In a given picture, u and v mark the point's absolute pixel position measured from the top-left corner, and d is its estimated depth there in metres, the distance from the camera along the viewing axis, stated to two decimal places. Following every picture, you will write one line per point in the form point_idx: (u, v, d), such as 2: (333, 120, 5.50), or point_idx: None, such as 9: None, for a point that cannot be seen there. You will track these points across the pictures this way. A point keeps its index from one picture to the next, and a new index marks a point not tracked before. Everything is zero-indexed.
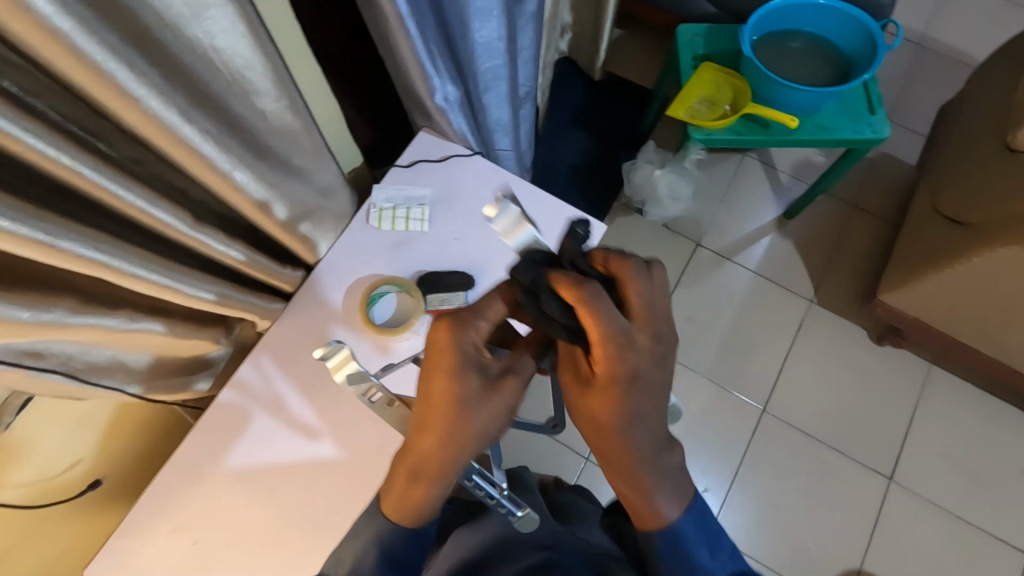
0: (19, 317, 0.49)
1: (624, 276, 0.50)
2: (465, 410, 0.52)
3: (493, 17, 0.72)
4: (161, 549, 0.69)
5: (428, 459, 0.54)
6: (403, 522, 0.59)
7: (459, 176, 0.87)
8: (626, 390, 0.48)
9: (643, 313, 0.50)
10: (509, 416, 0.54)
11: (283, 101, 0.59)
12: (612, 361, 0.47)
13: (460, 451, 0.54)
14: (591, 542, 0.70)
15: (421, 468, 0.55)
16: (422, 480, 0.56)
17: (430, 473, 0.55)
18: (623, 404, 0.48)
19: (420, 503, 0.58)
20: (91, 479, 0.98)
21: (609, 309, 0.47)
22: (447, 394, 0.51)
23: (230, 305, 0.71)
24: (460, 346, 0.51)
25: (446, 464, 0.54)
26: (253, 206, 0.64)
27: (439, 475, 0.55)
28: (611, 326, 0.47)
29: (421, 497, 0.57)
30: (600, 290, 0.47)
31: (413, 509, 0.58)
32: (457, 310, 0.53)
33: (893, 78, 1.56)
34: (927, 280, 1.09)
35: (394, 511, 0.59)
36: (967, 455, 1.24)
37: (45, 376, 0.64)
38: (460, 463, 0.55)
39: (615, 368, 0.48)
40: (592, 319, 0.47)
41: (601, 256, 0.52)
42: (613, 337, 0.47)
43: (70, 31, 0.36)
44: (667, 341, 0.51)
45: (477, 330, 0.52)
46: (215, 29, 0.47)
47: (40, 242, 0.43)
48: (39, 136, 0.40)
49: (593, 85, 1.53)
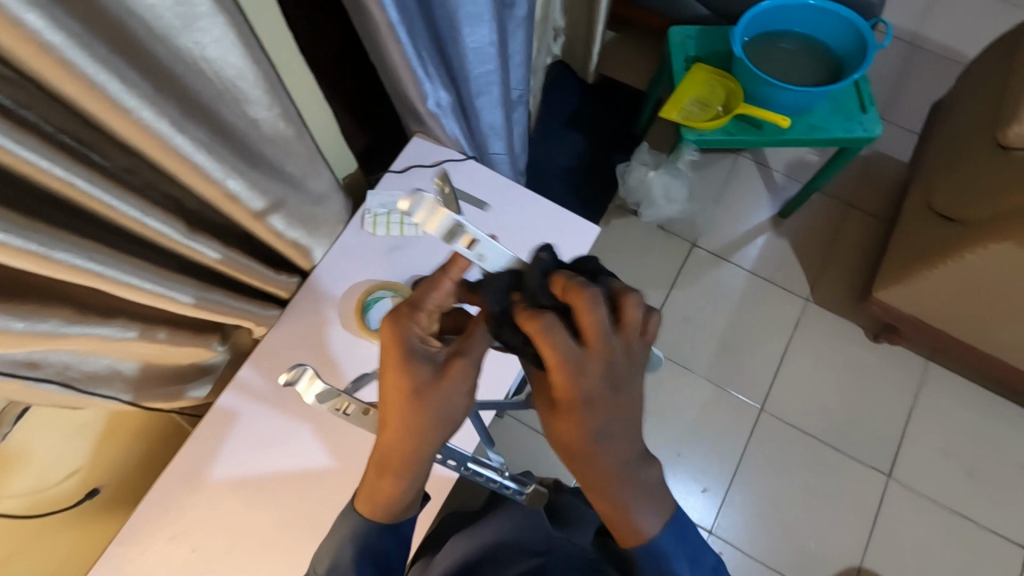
0: (14, 328, 0.48)
1: (578, 305, 0.44)
2: (414, 396, 0.50)
3: (484, 22, 0.73)
4: (159, 556, 0.69)
5: (392, 448, 0.53)
6: (382, 515, 0.59)
7: (453, 181, 0.87)
8: (587, 416, 0.45)
9: (598, 342, 0.44)
10: (467, 395, 0.51)
11: (276, 109, 0.59)
12: (569, 387, 0.44)
13: (422, 437, 0.52)
14: (590, 547, 0.69)
15: (387, 459, 0.54)
16: (390, 473, 0.55)
17: (396, 462, 0.54)
18: (585, 430, 0.45)
19: (394, 495, 0.57)
20: (89, 489, 0.97)
21: (560, 342, 0.43)
22: (394, 382, 0.50)
23: (224, 312, 0.71)
24: (400, 337, 0.50)
25: (409, 451, 0.52)
26: (248, 214, 0.64)
27: (403, 463, 0.53)
28: (562, 357, 0.43)
29: (392, 488, 0.56)
30: (554, 323, 0.43)
31: (388, 500, 0.57)
32: (398, 303, 0.52)
33: (884, 76, 1.57)
34: (921, 277, 1.09)
35: (367, 506, 0.59)
36: (965, 451, 1.24)
37: (41, 386, 0.64)
38: (424, 449, 0.53)
39: (572, 395, 0.44)
40: (546, 349, 0.43)
41: (558, 280, 0.45)
42: (565, 365, 0.43)
43: (61, 44, 0.36)
44: (627, 361, 0.46)
45: (419, 319, 0.52)
46: (206, 39, 0.47)
47: (34, 253, 0.43)
48: (31, 148, 0.40)
49: (586, 87, 1.53)
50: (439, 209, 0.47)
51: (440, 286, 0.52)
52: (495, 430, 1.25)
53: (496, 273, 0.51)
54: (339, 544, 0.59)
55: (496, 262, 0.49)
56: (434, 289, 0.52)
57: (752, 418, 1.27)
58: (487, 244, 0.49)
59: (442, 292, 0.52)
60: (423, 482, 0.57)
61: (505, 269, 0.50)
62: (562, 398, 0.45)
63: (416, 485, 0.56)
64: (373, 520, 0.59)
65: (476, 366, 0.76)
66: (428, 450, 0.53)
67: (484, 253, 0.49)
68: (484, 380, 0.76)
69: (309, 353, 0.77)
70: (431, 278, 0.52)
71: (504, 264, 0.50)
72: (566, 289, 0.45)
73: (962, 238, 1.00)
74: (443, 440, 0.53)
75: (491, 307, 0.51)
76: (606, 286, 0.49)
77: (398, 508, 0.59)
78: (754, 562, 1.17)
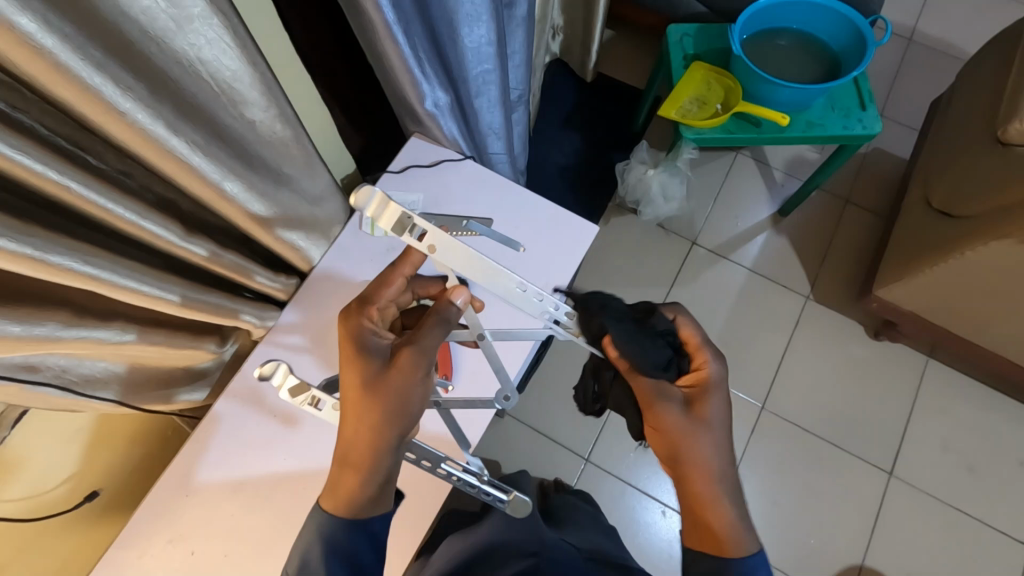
0: (11, 332, 0.48)
1: None
2: (367, 384, 0.57)
3: (482, 22, 0.72)
4: (159, 560, 0.69)
5: (351, 438, 0.59)
6: (346, 513, 0.60)
7: (451, 181, 0.87)
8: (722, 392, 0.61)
9: None
10: (415, 385, 0.57)
11: (273, 110, 0.59)
12: (706, 365, 0.61)
13: (375, 426, 0.57)
14: (579, 547, 0.71)
15: (348, 451, 0.59)
16: (353, 469, 0.59)
17: (355, 454, 0.59)
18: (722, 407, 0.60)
19: (357, 490, 0.59)
20: (89, 492, 0.96)
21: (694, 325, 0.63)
22: (351, 375, 0.58)
23: (223, 314, 0.71)
24: (354, 329, 0.60)
25: (365, 442, 0.58)
26: (245, 215, 0.64)
27: (361, 453, 0.58)
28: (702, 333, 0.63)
29: (354, 484, 0.59)
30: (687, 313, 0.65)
31: (352, 498, 0.60)
32: (355, 306, 0.62)
33: (883, 72, 1.57)
34: (921, 274, 1.09)
35: (331, 504, 0.61)
36: (966, 447, 1.24)
37: (38, 389, 0.64)
38: (379, 439, 0.57)
39: (709, 372, 0.61)
40: (692, 326, 0.63)
41: None
42: (702, 341, 0.62)
43: (53, 47, 0.36)
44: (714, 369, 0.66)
45: (370, 315, 0.61)
46: (201, 42, 0.47)
47: (29, 256, 0.43)
48: (26, 152, 0.40)
49: (585, 86, 1.53)
50: (388, 202, 0.49)
51: (394, 283, 0.64)
52: (494, 429, 1.25)
53: (449, 264, 0.53)
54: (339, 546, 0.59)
55: (447, 250, 0.52)
56: (387, 288, 0.64)
57: (753, 416, 1.27)
58: (436, 235, 0.52)
59: (395, 289, 0.64)
60: (387, 479, 0.60)
61: (455, 257, 0.53)
62: (700, 379, 0.61)
63: (377, 481, 0.60)
64: (342, 518, 0.60)
65: (472, 369, 0.76)
66: (383, 440, 0.57)
67: (435, 243, 0.52)
68: (477, 381, 0.75)
69: (306, 355, 0.77)
70: (385, 278, 0.64)
71: (455, 253, 0.53)
72: None
73: (963, 236, 0.99)
74: (398, 431, 0.58)
75: (446, 301, 0.56)
76: None
77: (363, 505, 0.61)
78: None
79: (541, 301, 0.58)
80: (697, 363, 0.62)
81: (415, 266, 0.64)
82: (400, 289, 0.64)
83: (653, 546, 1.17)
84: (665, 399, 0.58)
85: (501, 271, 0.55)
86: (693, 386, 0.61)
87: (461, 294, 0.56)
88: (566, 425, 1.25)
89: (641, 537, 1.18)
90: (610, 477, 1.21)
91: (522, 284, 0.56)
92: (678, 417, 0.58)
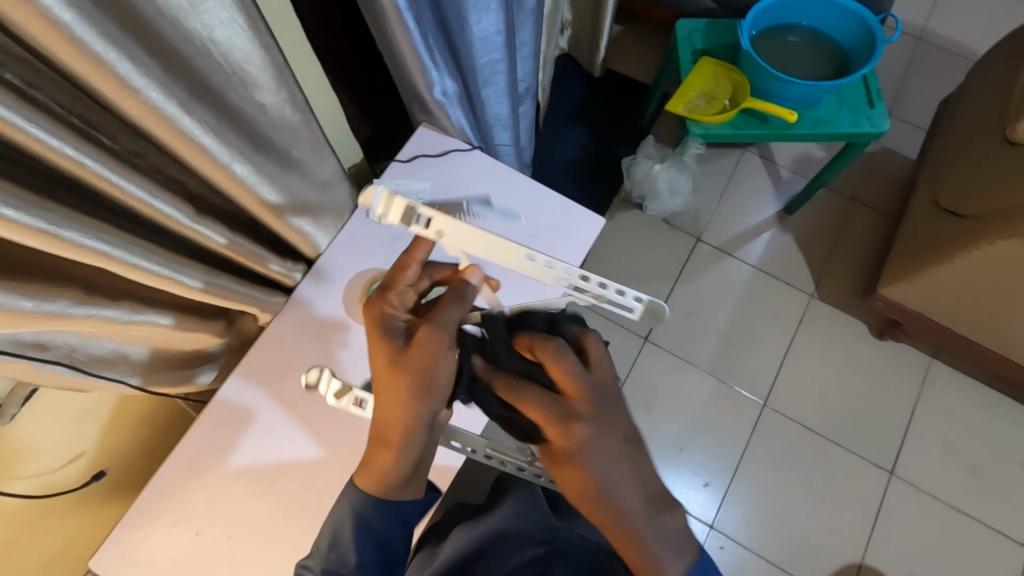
0: (23, 306, 0.49)
1: (546, 358, 0.51)
2: (393, 364, 0.56)
3: (491, 10, 0.72)
4: (162, 542, 0.69)
5: (384, 419, 0.58)
6: (382, 492, 0.61)
7: (459, 170, 0.87)
8: (586, 463, 0.49)
9: (570, 386, 0.50)
10: (439, 361, 0.55)
11: (283, 94, 0.59)
12: (552, 432, 0.50)
13: (405, 406, 0.56)
14: (590, 538, 0.73)
15: (382, 434, 0.59)
16: (390, 451, 0.59)
17: (388, 435, 0.58)
18: (587, 475, 0.49)
19: (392, 471, 0.60)
20: (97, 470, 0.98)
21: (540, 394, 0.50)
22: (377, 359, 0.58)
23: (230, 296, 0.71)
24: (377, 315, 0.60)
25: (399, 423, 0.57)
26: (256, 201, 0.65)
27: (394, 433, 0.57)
28: (544, 410, 0.50)
29: (390, 465, 0.59)
30: (525, 387, 0.51)
31: (385, 479, 0.60)
32: (376, 295, 0.62)
33: (893, 71, 1.56)
34: (928, 273, 1.09)
35: (366, 482, 0.61)
36: (967, 448, 1.24)
37: (49, 367, 0.64)
38: (410, 416, 0.56)
39: (559, 440, 0.50)
40: (530, 409, 0.50)
41: (525, 339, 0.54)
42: (550, 416, 0.50)
43: (71, 22, 0.36)
44: (613, 407, 0.52)
45: (390, 300, 0.61)
46: (213, 21, 0.48)
47: (45, 231, 0.43)
48: (42, 126, 0.40)
49: (593, 81, 1.53)
50: (395, 197, 0.55)
51: (410, 268, 0.63)
52: None
53: (456, 245, 0.57)
54: (351, 528, 0.60)
55: (452, 233, 0.56)
56: (405, 274, 0.63)
57: (754, 413, 1.27)
58: (439, 219, 0.56)
59: (413, 274, 0.64)
60: (420, 460, 0.61)
61: (461, 238, 0.56)
62: (557, 449, 0.50)
63: (411, 459, 0.59)
64: (375, 495, 0.61)
65: None
66: (413, 419, 0.56)
67: (439, 228, 0.56)
68: None
69: (315, 339, 0.78)
70: (401, 264, 0.64)
71: (461, 234, 0.56)
72: (534, 346, 0.52)
73: (969, 235, 0.99)
74: (430, 410, 0.56)
75: (460, 280, 0.59)
76: (567, 333, 0.56)
77: (397, 486, 0.61)
78: (754, 557, 1.17)
79: (552, 270, 0.58)
80: (551, 436, 0.50)
81: (428, 250, 0.64)
82: (417, 274, 0.64)
83: None
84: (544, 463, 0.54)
85: (505, 247, 0.57)
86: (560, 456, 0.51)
87: (476, 274, 0.59)
88: None
89: None
90: None
91: (529, 253, 0.57)
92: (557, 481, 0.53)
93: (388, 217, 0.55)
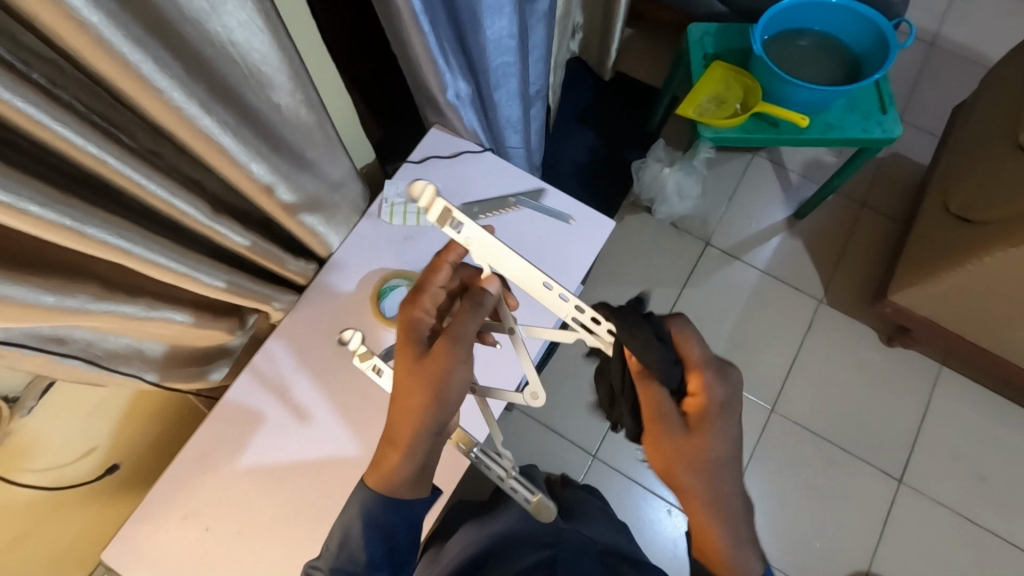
0: (45, 301, 0.50)
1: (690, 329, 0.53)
2: (410, 369, 0.58)
3: (504, 14, 0.73)
4: (172, 537, 0.70)
5: (392, 420, 0.60)
6: (385, 493, 0.62)
7: (469, 172, 0.88)
8: (726, 427, 0.52)
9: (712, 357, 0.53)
10: (454, 371, 0.57)
11: (299, 94, 0.60)
12: (711, 388, 0.52)
13: (412, 412, 0.58)
14: (594, 540, 0.73)
15: (389, 434, 0.61)
16: (394, 453, 0.60)
17: (393, 436, 0.60)
18: (723, 441, 0.52)
19: (395, 473, 0.61)
20: (110, 464, 0.99)
21: (699, 341, 0.53)
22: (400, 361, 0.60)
23: (238, 293, 0.70)
24: (406, 318, 0.62)
25: (405, 427, 0.58)
26: (271, 199, 0.66)
27: (400, 435, 0.59)
28: (703, 356, 0.53)
29: (394, 467, 0.60)
30: (689, 334, 0.53)
31: (391, 480, 0.61)
32: (408, 295, 0.63)
33: (905, 77, 1.56)
34: (938, 280, 1.08)
35: (371, 480, 0.62)
36: (977, 457, 1.23)
37: (66, 361, 0.66)
38: (416, 418, 0.58)
39: (712, 395, 0.52)
40: (687, 351, 0.53)
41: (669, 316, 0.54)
42: (709, 365, 0.53)
43: (99, 23, 0.37)
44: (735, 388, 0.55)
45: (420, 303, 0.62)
46: (234, 23, 0.48)
47: (68, 228, 0.44)
48: (67, 125, 0.41)
49: (603, 83, 1.53)
50: (436, 198, 0.51)
51: (442, 271, 0.64)
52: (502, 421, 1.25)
53: (486, 259, 0.55)
54: (361, 526, 0.61)
55: (482, 247, 0.54)
56: (436, 276, 0.63)
57: (762, 419, 1.26)
58: (471, 229, 0.53)
59: (445, 276, 0.64)
60: (425, 463, 0.61)
61: (489, 255, 0.54)
62: (703, 406, 0.52)
63: (416, 462, 0.60)
64: (382, 496, 0.62)
65: (486, 356, 0.77)
66: (419, 423, 0.58)
67: (469, 237, 0.53)
68: (493, 370, 0.76)
69: (324, 338, 0.78)
70: (435, 266, 0.64)
71: (488, 250, 0.54)
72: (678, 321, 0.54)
73: (980, 241, 0.99)
74: (436, 415, 0.58)
75: (479, 289, 0.58)
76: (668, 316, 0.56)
77: (400, 488, 0.62)
78: None
79: (564, 302, 0.54)
80: (694, 386, 0.52)
81: (461, 255, 0.65)
82: (449, 276, 0.64)
83: (659, 542, 1.17)
84: (665, 416, 0.51)
85: (529, 272, 0.54)
86: (695, 412, 0.52)
87: (494, 283, 0.58)
88: (575, 422, 1.25)
89: (646, 534, 1.18)
90: (616, 474, 1.22)
91: (547, 283, 0.54)
92: (676, 438, 0.51)
93: (429, 214, 0.51)
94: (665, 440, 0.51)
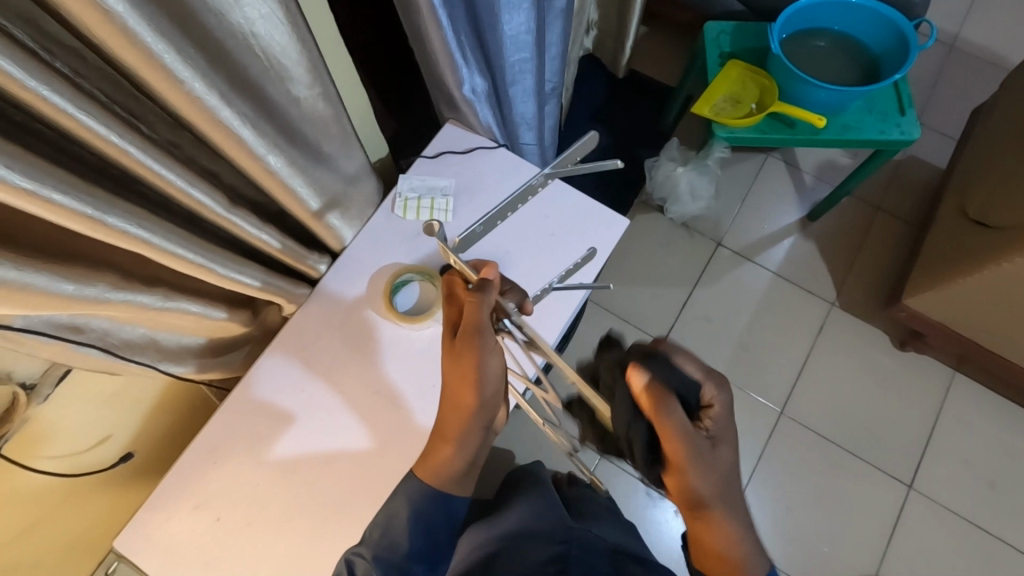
0: (65, 290, 0.50)
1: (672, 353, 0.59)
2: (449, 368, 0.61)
3: (523, 9, 0.73)
4: (183, 526, 0.70)
5: (444, 412, 0.63)
6: (438, 483, 0.64)
7: (482, 167, 0.87)
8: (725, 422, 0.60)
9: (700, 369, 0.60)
10: (485, 360, 0.58)
11: (317, 88, 0.60)
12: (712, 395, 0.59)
13: (464, 404, 0.60)
14: (604, 539, 0.73)
15: (442, 426, 0.63)
16: (447, 444, 0.63)
17: (446, 428, 0.63)
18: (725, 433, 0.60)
19: (446, 463, 0.63)
20: (124, 453, 1.00)
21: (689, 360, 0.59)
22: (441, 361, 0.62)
23: (271, 294, 0.75)
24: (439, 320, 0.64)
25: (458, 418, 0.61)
26: (287, 192, 0.66)
27: (452, 425, 0.62)
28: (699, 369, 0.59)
29: (447, 457, 0.63)
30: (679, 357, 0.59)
31: (443, 470, 0.63)
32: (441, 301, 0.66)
33: (923, 78, 1.54)
34: (954, 284, 1.07)
35: (426, 474, 0.64)
36: (988, 464, 1.22)
37: (83, 349, 0.66)
38: (465, 411, 0.61)
39: (715, 400, 0.59)
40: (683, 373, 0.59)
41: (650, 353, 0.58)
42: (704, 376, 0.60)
43: (124, 13, 0.37)
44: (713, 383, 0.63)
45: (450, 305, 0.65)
46: (254, 15, 0.49)
47: (90, 217, 0.45)
48: (91, 114, 0.41)
49: (617, 81, 1.52)
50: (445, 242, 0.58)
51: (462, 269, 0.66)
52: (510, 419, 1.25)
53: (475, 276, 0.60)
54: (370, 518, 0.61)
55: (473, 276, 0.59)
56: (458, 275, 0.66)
57: (770, 420, 1.26)
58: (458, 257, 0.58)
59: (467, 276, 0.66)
60: (474, 455, 0.64)
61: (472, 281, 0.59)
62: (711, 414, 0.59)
63: (465, 456, 0.63)
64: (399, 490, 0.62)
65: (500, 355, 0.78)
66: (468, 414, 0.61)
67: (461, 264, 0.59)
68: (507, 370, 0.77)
69: (335, 333, 0.78)
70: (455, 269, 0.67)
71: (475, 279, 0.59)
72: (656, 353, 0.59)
73: (996, 245, 0.98)
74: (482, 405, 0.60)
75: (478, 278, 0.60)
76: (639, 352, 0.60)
77: (451, 478, 0.64)
78: None
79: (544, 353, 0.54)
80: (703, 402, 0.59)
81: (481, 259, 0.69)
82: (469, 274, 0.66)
83: (665, 543, 1.17)
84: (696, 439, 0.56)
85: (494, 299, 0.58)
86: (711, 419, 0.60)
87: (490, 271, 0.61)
88: None
89: (652, 534, 1.17)
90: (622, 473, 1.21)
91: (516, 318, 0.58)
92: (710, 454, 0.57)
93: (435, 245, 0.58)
94: (697, 457, 0.55)
